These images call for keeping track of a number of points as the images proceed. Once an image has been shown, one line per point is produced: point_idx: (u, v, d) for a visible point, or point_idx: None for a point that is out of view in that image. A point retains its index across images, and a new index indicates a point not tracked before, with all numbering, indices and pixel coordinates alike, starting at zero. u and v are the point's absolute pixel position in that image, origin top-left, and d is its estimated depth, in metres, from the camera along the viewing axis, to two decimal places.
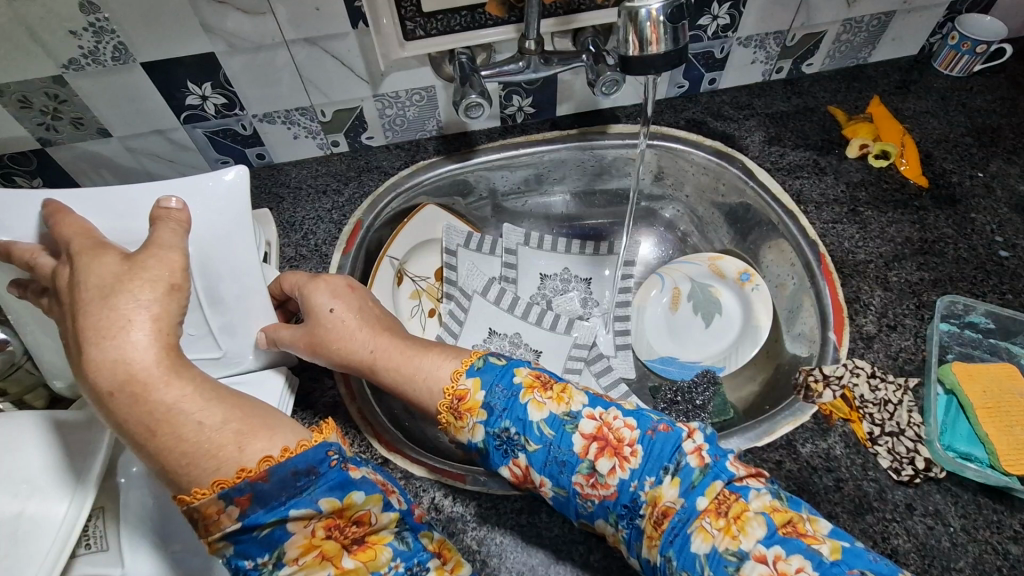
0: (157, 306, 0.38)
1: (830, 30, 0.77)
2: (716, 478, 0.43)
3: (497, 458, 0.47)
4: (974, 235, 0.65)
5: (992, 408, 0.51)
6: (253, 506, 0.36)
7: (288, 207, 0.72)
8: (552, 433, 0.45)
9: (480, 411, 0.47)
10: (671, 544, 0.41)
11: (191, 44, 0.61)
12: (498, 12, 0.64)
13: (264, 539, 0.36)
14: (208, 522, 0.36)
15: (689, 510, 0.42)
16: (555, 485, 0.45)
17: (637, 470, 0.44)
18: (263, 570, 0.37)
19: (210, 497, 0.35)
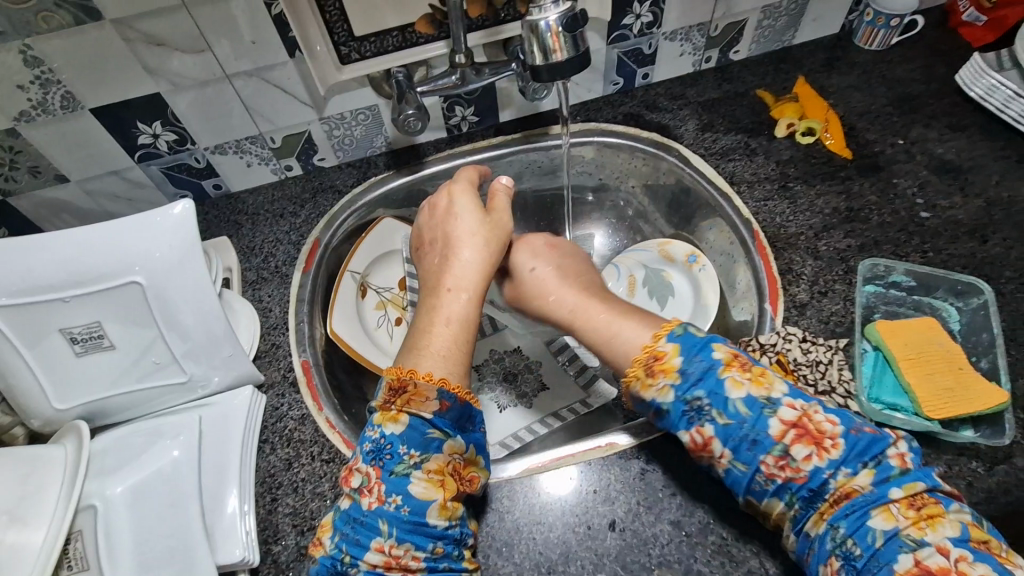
0: (483, 261, 0.62)
1: (751, 18, 0.81)
2: (920, 479, 0.43)
3: (680, 423, 0.49)
4: (897, 200, 0.69)
5: (914, 359, 0.54)
6: (446, 414, 0.51)
7: (248, 233, 0.75)
8: (751, 412, 0.47)
9: (675, 374, 0.49)
10: (846, 518, 0.43)
11: (136, 86, 0.64)
12: (427, 29, 0.67)
13: (427, 441, 0.49)
14: (415, 394, 0.51)
15: (878, 496, 0.43)
16: (735, 459, 0.47)
17: (836, 459, 0.44)
18: (405, 461, 0.48)
19: (428, 387, 0.51)
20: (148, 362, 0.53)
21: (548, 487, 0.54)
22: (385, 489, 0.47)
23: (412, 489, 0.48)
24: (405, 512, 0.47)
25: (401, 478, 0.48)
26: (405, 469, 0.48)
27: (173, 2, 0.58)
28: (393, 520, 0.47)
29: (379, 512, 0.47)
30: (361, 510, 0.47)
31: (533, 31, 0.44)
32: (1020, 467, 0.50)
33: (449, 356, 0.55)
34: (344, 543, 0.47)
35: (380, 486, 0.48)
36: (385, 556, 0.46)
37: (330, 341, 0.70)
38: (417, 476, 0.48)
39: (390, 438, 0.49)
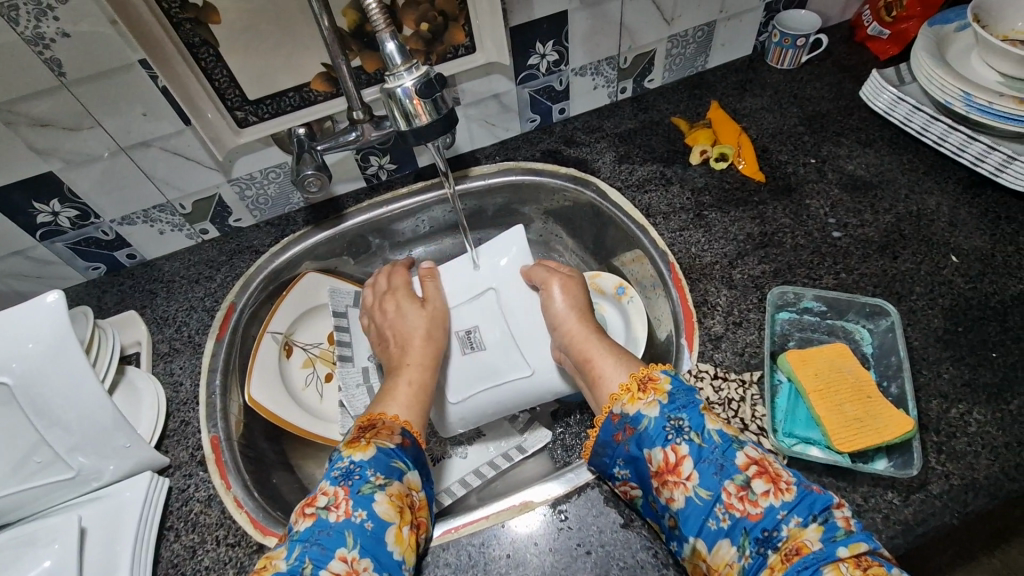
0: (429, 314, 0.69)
1: (659, 48, 0.80)
2: (863, 540, 0.40)
3: (657, 438, 0.48)
4: (810, 221, 0.68)
5: (823, 390, 0.53)
6: (406, 451, 0.53)
7: (162, 303, 0.73)
8: (723, 439, 0.46)
9: (665, 395, 0.50)
10: (798, 573, 0.39)
11: (23, 167, 0.61)
12: (323, 88, 0.67)
13: (392, 468, 0.50)
14: (381, 430, 0.53)
15: (827, 552, 0.39)
16: (701, 484, 0.45)
17: (791, 504, 0.42)
18: (372, 481, 0.48)
19: (393, 425, 0.55)
20: (32, 462, 0.52)
21: (458, 557, 0.51)
22: (352, 504, 0.46)
23: (378, 506, 0.46)
24: (370, 527, 0.45)
25: (368, 497, 0.46)
26: (370, 489, 0.47)
27: (51, 83, 0.56)
28: (358, 534, 0.45)
29: (346, 524, 0.45)
30: (326, 523, 0.45)
31: (392, 97, 0.50)
32: (935, 495, 0.49)
33: (415, 401, 0.59)
34: (305, 555, 0.43)
35: (348, 501, 0.46)
36: (347, 568, 0.43)
37: (247, 409, 0.67)
38: (383, 497, 0.47)
39: (358, 461, 0.49)
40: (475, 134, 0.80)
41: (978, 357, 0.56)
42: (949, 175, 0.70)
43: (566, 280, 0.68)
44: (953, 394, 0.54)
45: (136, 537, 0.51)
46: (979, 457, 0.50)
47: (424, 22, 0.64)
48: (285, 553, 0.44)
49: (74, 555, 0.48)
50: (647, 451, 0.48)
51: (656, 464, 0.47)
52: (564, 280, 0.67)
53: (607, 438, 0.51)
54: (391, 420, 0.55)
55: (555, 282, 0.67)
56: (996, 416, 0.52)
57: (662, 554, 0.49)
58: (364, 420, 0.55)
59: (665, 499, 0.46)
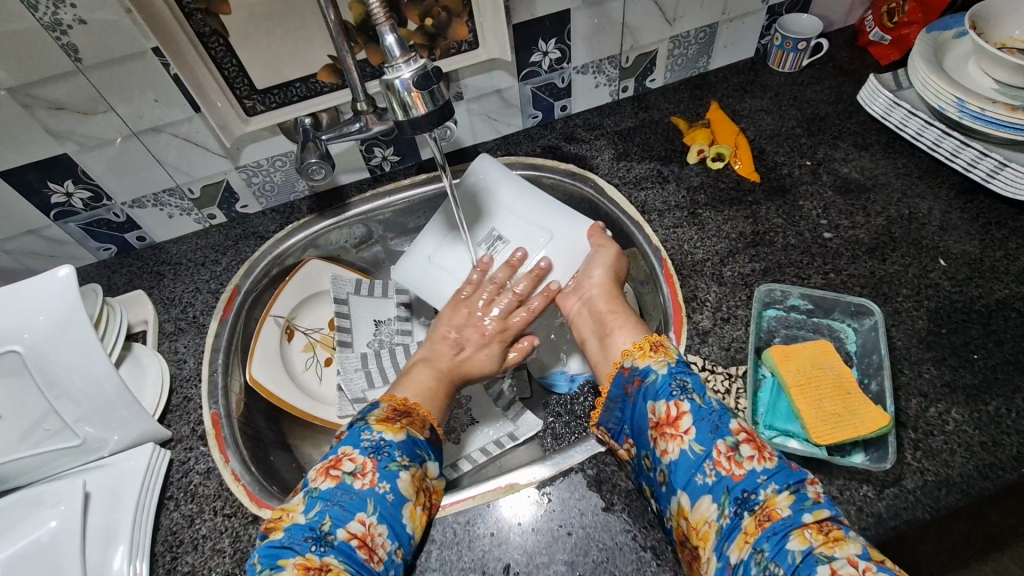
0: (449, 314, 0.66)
1: (661, 48, 0.81)
2: (827, 509, 0.43)
3: (662, 392, 0.50)
4: (802, 222, 0.69)
5: (804, 385, 0.55)
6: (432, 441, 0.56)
7: (169, 284, 0.75)
8: (722, 406, 0.49)
9: (673, 358, 0.53)
10: (768, 538, 0.41)
11: (39, 149, 0.63)
12: (330, 79, 0.69)
13: (418, 455, 0.52)
14: (415, 419, 0.55)
15: (795, 519, 0.42)
16: (696, 440, 0.47)
17: (770, 472, 0.45)
18: (400, 461, 0.50)
19: (425, 419, 0.57)
20: (41, 429, 0.55)
21: (444, 533, 0.53)
22: (377, 476, 0.48)
23: (400, 482, 0.49)
24: (390, 498, 0.48)
25: (394, 473, 0.49)
26: (396, 467, 0.50)
27: (68, 68, 0.58)
28: (378, 503, 0.47)
29: (369, 493, 0.47)
30: (350, 488, 0.47)
31: (390, 89, 0.52)
32: (908, 489, 0.50)
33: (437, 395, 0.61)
34: (327, 513, 0.46)
35: (374, 474, 0.49)
36: (365, 530, 0.46)
37: (248, 388, 0.69)
38: (406, 475, 0.50)
39: (388, 440, 0.51)
40: (477, 128, 0.82)
41: (959, 358, 0.57)
42: (942, 180, 0.71)
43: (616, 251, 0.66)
44: (933, 394, 0.55)
45: (136, 504, 0.53)
46: (954, 455, 0.51)
47: (427, 18, 0.66)
48: (305, 508, 0.47)
49: (78, 517, 0.50)
50: (651, 403, 0.51)
51: (657, 415, 0.50)
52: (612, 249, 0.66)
53: (617, 390, 0.54)
54: (421, 414, 0.57)
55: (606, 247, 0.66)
56: (974, 416, 0.53)
57: (641, 537, 0.51)
58: (399, 403, 0.57)
59: (660, 450, 0.49)
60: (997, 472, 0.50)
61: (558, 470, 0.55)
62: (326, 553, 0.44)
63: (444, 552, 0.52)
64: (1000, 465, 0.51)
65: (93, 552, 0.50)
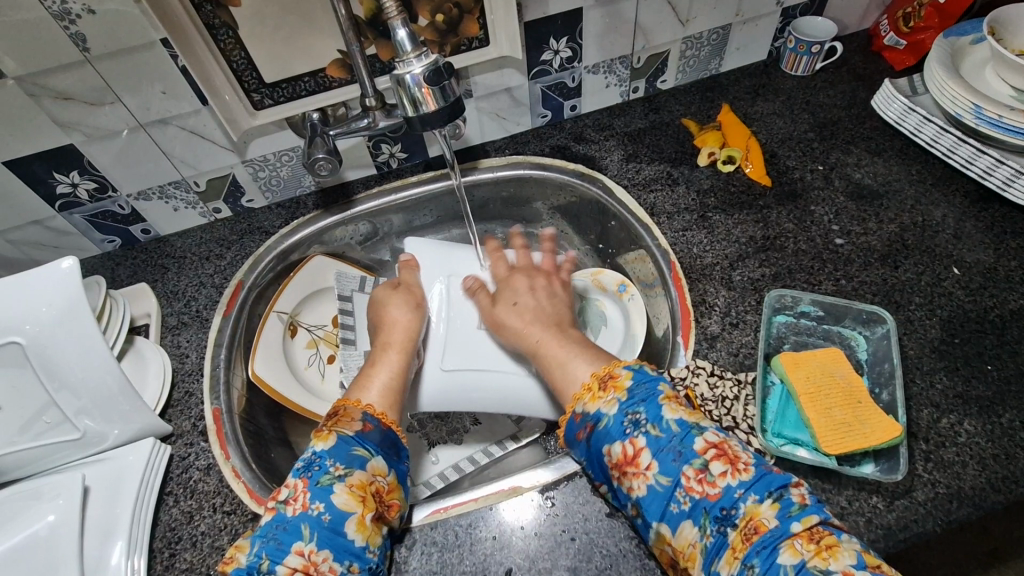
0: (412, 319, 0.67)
1: (673, 49, 0.81)
2: (815, 513, 0.42)
3: (615, 434, 0.49)
4: (813, 227, 0.68)
5: (813, 393, 0.54)
6: (370, 436, 0.52)
7: (173, 277, 0.75)
8: (682, 427, 0.47)
9: (623, 391, 0.50)
10: (757, 554, 0.41)
11: (45, 139, 0.63)
12: (339, 74, 0.68)
13: (353, 457, 0.50)
14: (343, 418, 0.53)
15: (783, 530, 0.41)
16: (661, 472, 0.46)
17: (747, 483, 0.44)
18: (331, 472, 0.48)
19: (355, 412, 0.54)
20: (42, 422, 0.54)
21: (446, 536, 0.52)
22: (309, 497, 0.47)
23: (335, 498, 0.47)
24: (326, 519, 0.46)
25: (326, 489, 0.47)
26: (329, 480, 0.48)
27: (75, 58, 0.58)
28: (314, 527, 0.46)
29: (303, 518, 0.46)
30: (283, 518, 0.46)
31: (401, 84, 0.51)
32: (919, 501, 0.49)
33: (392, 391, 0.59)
34: (263, 550, 0.45)
35: (305, 495, 0.47)
36: (305, 562, 0.44)
37: (250, 384, 0.69)
38: (341, 488, 0.47)
39: (319, 452, 0.50)
40: (485, 126, 0.81)
41: (971, 369, 0.56)
42: (956, 188, 0.70)
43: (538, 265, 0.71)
44: (945, 404, 0.54)
45: (136, 499, 0.53)
46: (966, 468, 0.50)
47: (438, 14, 0.65)
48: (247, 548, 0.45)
49: (77, 512, 0.49)
50: (606, 446, 0.49)
51: (615, 457, 0.48)
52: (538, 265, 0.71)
53: (572, 435, 0.53)
54: (353, 406, 0.55)
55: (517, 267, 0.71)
56: (987, 428, 0.52)
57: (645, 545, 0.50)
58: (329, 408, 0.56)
59: (626, 488, 0.47)
60: (1009, 486, 0.49)
61: (566, 472, 0.54)
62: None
63: (446, 554, 0.51)
64: (1013, 479, 0.50)
65: (90, 547, 0.49)
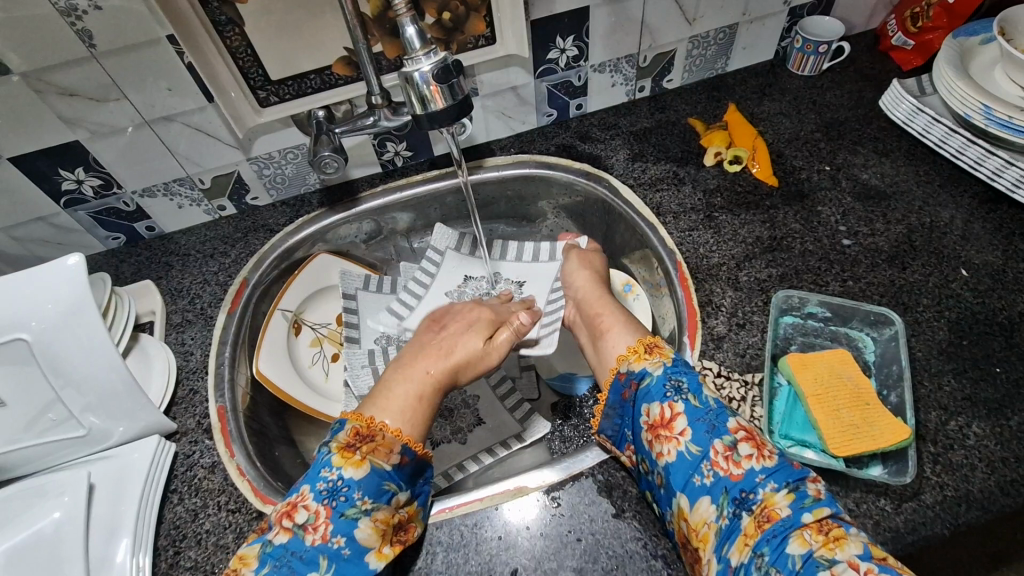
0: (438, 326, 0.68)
1: (680, 48, 0.80)
2: (827, 506, 0.42)
3: (657, 395, 0.51)
4: (820, 228, 0.68)
5: (821, 395, 0.54)
6: (403, 468, 0.51)
7: (178, 275, 0.75)
8: (719, 404, 0.49)
9: (669, 358, 0.53)
10: (768, 541, 0.41)
11: (51, 135, 0.63)
12: (345, 71, 0.68)
13: (382, 492, 0.49)
14: (380, 447, 0.50)
15: (794, 520, 0.41)
16: (692, 441, 0.47)
17: (769, 470, 0.44)
18: (359, 506, 0.47)
19: (393, 442, 0.51)
20: (46, 419, 0.54)
21: (450, 535, 0.52)
22: (331, 530, 0.46)
23: (358, 534, 0.47)
24: (346, 554, 0.46)
25: (350, 523, 0.47)
26: (355, 513, 0.47)
27: (81, 54, 0.57)
28: (332, 559, 0.46)
29: (321, 550, 0.46)
30: (300, 547, 0.46)
31: (409, 82, 0.51)
32: (927, 504, 0.49)
33: (414, 413, 0.55)
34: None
35: (327, 526, 0.46)
36: None
37: (254, 382, 0.69)
38: (366, 522, 0.47)
39: (347, 480, 0.48)
40: (491, 125, 0.81)
41: (980, 371, 0.56)
42: (964, 189, 0.70)
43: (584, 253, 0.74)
44: (953, 407, 0.54)
45: (141, 496, 0.53)
46: (975, 471, 0.50)
47: (445, 11, 0.65)
48: (257, 564, 0.45)
49: (82, 509, 0.49)
50: (646, 405, 0.51)
51: (651, 418, 0.50)
52: (580, 254, 0.74)
53: (617, 397, 0.55)
54: (392, 435, 0.52)
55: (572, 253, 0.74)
56: (996, 431, 0.52)
57: (651, 546, 0.50)
58: (365, 424, 0.52)
59: (656, 454, 0.49)
60: (1018, 489, 0.49)
61: (569, 475, 0.54)
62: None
63: (451, 554, 0.51)
64: (1021, 482, 0.49)
65: (96, 544, 0.49)
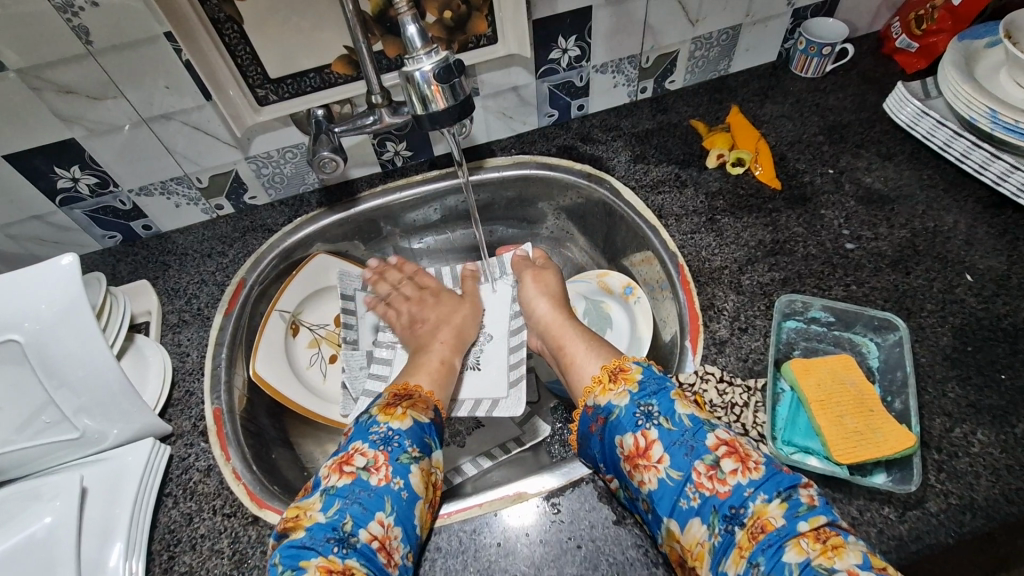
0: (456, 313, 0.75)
1: (682, 49, 0.80)
2: (822, 513, 0.42)
3: (628, 425, 0.50)
4: (823, 231, 0.68)
5: (824, 400, 0.53)
6: (434, 432, 0.56)
7: (174, 275, 0.74)
8: (694, 422, 0.48)
9: (634, 383, 0.53)
10: (763, 553, 0.41)
11: (47, 133, 0.62)
12: (345, 70, 0.67)
13: (424, 443, 0.53)
14: (417, 402, 0.57)
15: (789, 529, 0.41)
16: (672, 466, 0.47)
17: (757, 482, 0.44)
18: (409, 452, 0.51)
19: (427, 401, 0.59)
20: (40, 421, 0.53)
21: (449, 542, 0.51)
22: (392, 470, 0.49)
23: (412, 477, 0.49)
24: (405, 496, 0.48)
25: (406, 466, 0.50)
26: (407, 459, 0.51)
27: (78, 51, 0.57)
28: (394, 501, 0.47)
29: (386, 491, 0.48)
30: (368, 485, 0.48)
31: (411, 81, 0.51)
32: (932, 513, 0.48)
33: (438, 375, 0.65)
34: (347, 512, 0.46)
35: (387, 467, 0.49)
36: (383, 532, 0.46)
37: (251, 384, 0.68)
38: (417, 469, 0.50)
39: (396, 429, 0.52)
40: (492, 125, 0.80)
41: (985, 378, 0.55)
42: (968, 193, 0.69)
43: (538, 272, 0.73)
44: (958, 414, 0.53)
45: (135, 500, 0.52)
46: (980, 478, 0.50)
47: (446, 10, 0.64)
48: (322, 507, 0.47)
49: (75, 513, 0.49)
50: (618, 437, 0.50)
51: (627, 449, 0.49)
52: (535, 272, 0.73)
53: (585, 428, 0.54)
54: (425, 395, 0.59)
55: (529, 274, 0.73)
56: (1001, 438, 0.52)
57: (652, 553, 0.49)
58: (400, 389, 0.59)
59: (637, 482, 0.48)
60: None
61: (565, 482, 0.53)
62: (348, 556, 0.43)
63: (449, 561, 0.50)
64: None
65: (89, 549, 0.48)
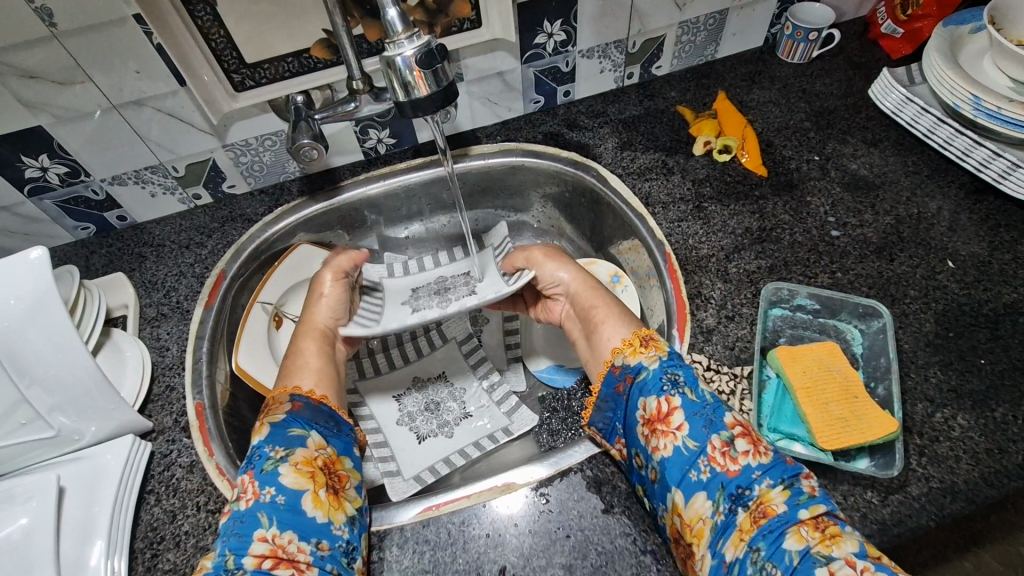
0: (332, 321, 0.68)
1: (669, 34, 0.79)
2: (823, 503, 0.42)
3: (653, 388, 0.50)
4: (809, 219, 0.68)
5: (810, 387, 0.54)
6: (301, 413, 0.54)
7: (151, 266, 0.72)
8: (715, 400, 0.49)
9: (665, 352, 0.53)
10: (765, 537, 0.41)
11: (11, 120, 0.59)
12: (324, 55, 0.65)
13: (290, 438, 0.51)
14: (272, 405, 0.55)
15: (790, 516, 0.41)
16: (689, 435, 0.47)
17: (765, 466, 0.45)
18: (273, 457, 0.49)
19: (284, 397, 0.56)
20: (12, 421, 0.52)
21: (438, 534, 0.51)
22: (257, 484, 0.47)
23: (283, 480, 0.47)
24: (281, 502, 0.46)
25: (272, 472, 0.48)
26: (273, 464, 0.48)
27: (42, 34, 0.54)
28: (270, 512, 0.45)
29: (257, 507, 0.46)
30: (239, 513, 0.45)
31: (392, 66, 0.49)
32: (913, 496, 0.49)
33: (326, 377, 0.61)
34: (226, 548, 0.44)
35: (253, 484, 0.47)
36: (270, 546, 0.44)
37: (234, 378, 0.67)
38: (287, 468, 0.48)
39: (257, 445, 0.50)
40: (477, 112, 0.79)
41: (965, 363, 0.56)
42: (950, 179, 0.70)
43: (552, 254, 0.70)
44: (939, 399, 0.54)
45: (115, 499, 0.51)
46: (960, 462, 0.51)
47: None
48: (210, 555, 0.44)
49: (51, 514, 0.47)
50: (643, 399, 0.50)
51: (649, 412, 0.50)
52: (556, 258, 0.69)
53: (609, 389, 0.55)
54: (282, 393, 0.56)
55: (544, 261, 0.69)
56: (981, 422, 0.53)
57: (641, 541, 0.49)
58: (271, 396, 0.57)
59: (650, 447, 0.48)
60: (1003, 480, 0.49)
61: (563, 467, 0.54)
62: None
63: (439, 553, 0.50)
64: (1005, 473, 0.50)
65: (68, 549, 0.47)
